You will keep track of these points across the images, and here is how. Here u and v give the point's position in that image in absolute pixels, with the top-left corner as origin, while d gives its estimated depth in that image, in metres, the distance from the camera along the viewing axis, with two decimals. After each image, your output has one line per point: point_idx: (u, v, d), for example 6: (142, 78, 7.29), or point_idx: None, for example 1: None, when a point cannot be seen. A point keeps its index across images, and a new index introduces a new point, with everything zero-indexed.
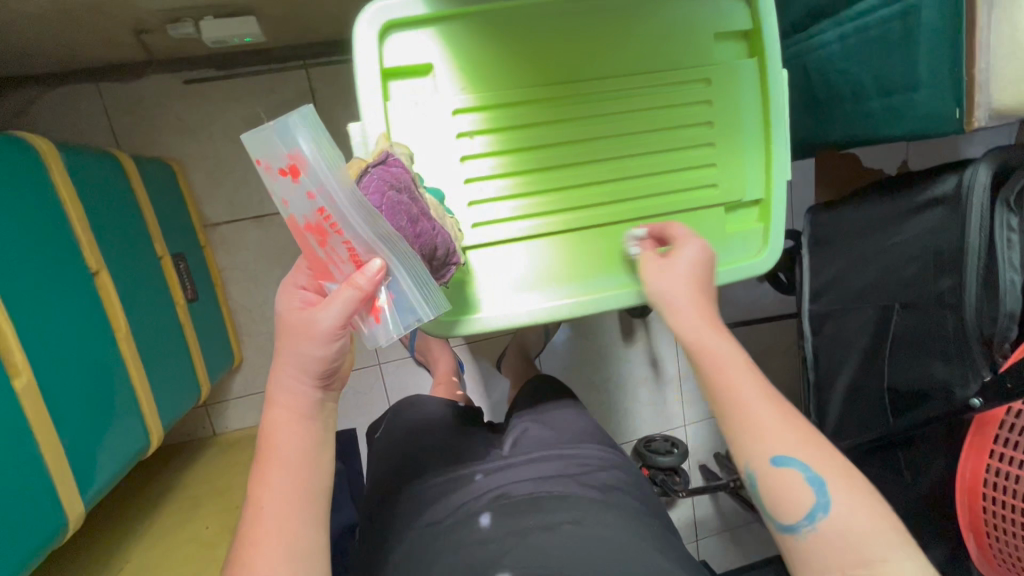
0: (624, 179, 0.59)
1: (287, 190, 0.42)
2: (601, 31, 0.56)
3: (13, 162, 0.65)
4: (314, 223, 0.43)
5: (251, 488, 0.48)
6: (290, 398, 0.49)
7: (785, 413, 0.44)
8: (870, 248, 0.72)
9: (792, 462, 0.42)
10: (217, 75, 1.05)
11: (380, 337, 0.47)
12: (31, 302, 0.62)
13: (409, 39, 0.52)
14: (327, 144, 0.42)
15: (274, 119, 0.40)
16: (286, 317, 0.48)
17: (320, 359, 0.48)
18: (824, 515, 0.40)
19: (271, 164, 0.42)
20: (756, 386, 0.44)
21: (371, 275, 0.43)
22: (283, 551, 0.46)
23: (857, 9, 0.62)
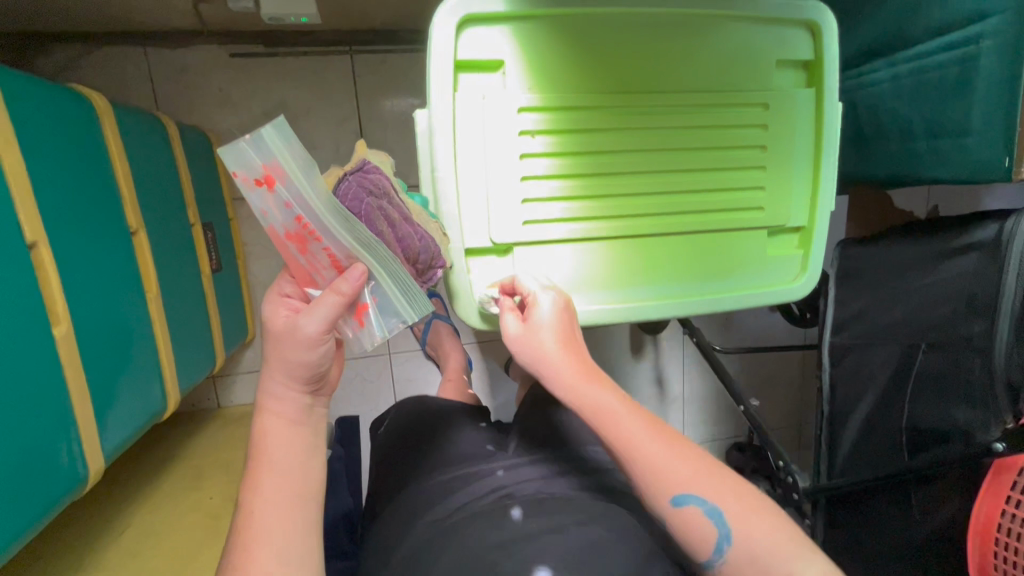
0: (673, 193, 0.60)
1: (265, 201, 0.42)
2: (668, 47, 0.57)
3: (71, 115, 0.65)
4: (294, 232, 0.43)
5: (242, 495, 0.46)
6: (279, 404, 0.47)
7: (670, 445, 0.45)
8: (900, 287, 0.73)
9: (690, 500, 0.44)
10: (263, 51, 1.05)
11: (367, 340, 0.48)
12: (76, 254, 0.63)
13: (484, 35, 0.53)
14: (303, 152, 0.41)
15: (245, 132, 0.39)
16: (272, 327, 0.45)
17: (306, 365, 0.45)
18: (729, 545, 0.43)
19: (244, 175, 0.40)
20: (642, 429, 0.45)
21: (353, 281, 0.44)
22: (276, 560, 0.43)
23: (915, 51, 0.64)
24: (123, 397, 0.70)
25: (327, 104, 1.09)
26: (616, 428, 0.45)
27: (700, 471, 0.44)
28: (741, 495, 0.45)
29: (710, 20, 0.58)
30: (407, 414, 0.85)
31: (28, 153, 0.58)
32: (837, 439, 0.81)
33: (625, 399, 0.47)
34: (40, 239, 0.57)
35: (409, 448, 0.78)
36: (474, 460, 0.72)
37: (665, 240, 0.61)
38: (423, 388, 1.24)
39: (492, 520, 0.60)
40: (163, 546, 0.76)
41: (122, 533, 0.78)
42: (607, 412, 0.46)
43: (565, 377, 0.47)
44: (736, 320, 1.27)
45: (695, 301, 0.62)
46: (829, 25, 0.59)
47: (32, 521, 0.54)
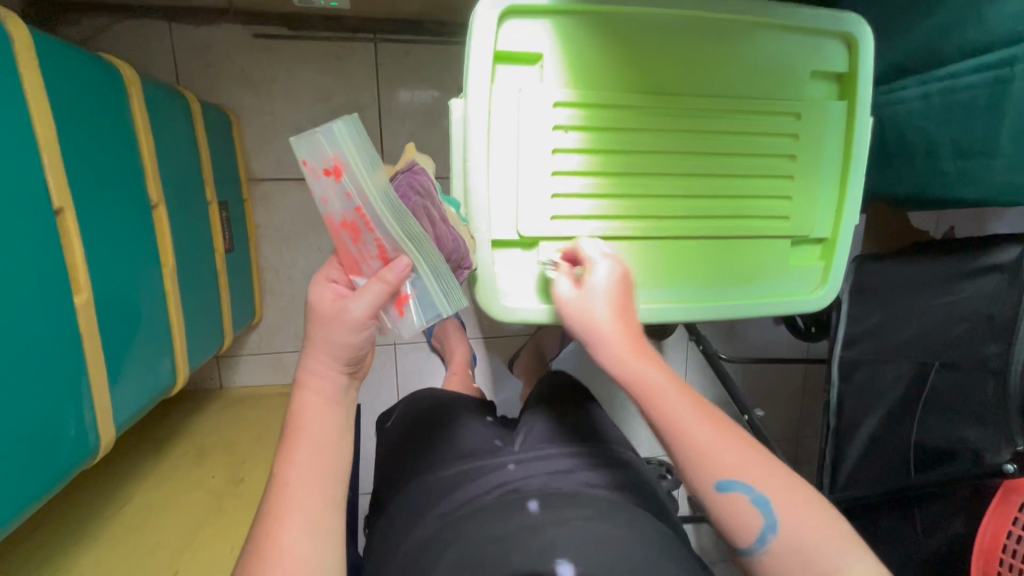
0: (700, 196, 0.60)
1: (329, 190, 0.44)
2: (706, 51, 0.57)
3: (99, 84, 0.65)
4: (350, 220, 0.45)
5: (275, 469, 0.47)
6: (318, 382, 0.48)
7: (720, 429, 0.44)
8: (914, 305, 0.74)
9: (736, 486, 0.42)
10: (288, 33, 1.04)
11: (406, 329, 0.49)
12: (98, 224, 0.63)
13: (525, 27, 0.53)
14: (367, 146, 0.44)
15: (321, 124, 0.42)
16: (318, 308, 0.47)
17: (350, 346, 0.46)
18: (774, 536, 0.41)
19: (314, 164, 0.44)
20: (687, 411, 0.44)
21: (399, 271, 0.45)
22: (307, 535, 0.44)
23: (947, 70, 0.64)
24: (136, 370, 0.71)
25: (348, 90, 1.08)
26: (665, 410, 0.44)
27: (748, 456, 0.43)
28: (792, 489, 0.43)
29: (749, 27, 0.58)
30: (412, 408, 0.85)
31: (58, 120, 0.58)
32: (843, 451, 0.80)
33: (673, 379, 0.46)
34: (66, 206, 0.58)
35: (416, 442, 0.78)
36: (481, 454, 0.72)
37: (689, 244, 0.61)
38: (426, 378, 1.23)
39: (501, 513, 0.59)
40: (165, 522, 0.76)
41: (123, 507, 0.78)
42: (660, 395, 0.45)
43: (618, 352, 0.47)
44: (744, 330, 1.26)
45: (716, 306, 0.62)
46: (866, 38, 0.59)
47: (43, 486, 0.55)
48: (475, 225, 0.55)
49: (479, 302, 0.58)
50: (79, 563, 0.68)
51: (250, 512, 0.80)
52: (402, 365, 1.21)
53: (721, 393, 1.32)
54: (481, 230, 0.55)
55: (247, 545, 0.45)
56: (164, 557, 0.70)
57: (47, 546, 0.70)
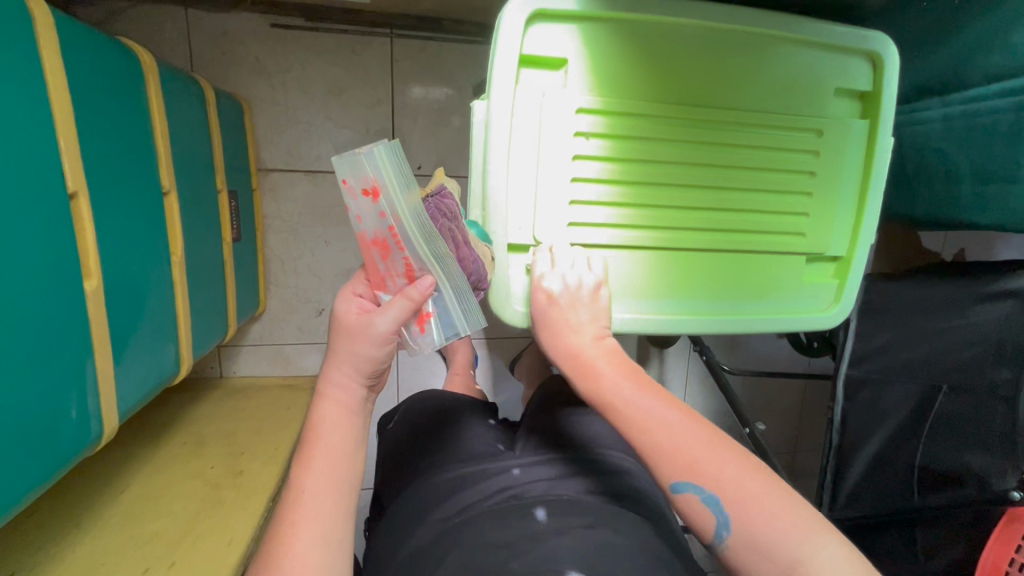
0: (717, 209, 0.60)
1: (365, 209, 0.48)
2: (732, 64, 0.57)
3: (118, 67, 0.65)
4: (382, 238, 0.49)
5: (292, 475, 0.51)
6: (340, 393, 0.53)
7: (680, 427, 0.45)
8: (926, 327, 0.73)
9: (687, 487, 0.43)
10: (305, 25, 1.03)
11: (426, 345, 0.53)
12: (110, 209, 0.63)
13: (552, 30, 0.53)
14: (405, 172, 0.47)
15: (363, 147, 0.45)
16: (344, 322, 0.53)
17: (372, 359, 0.52)
18: (728, 534, 0.42)
19: (353, 184, 0.47)
20: (646, 411, 0.46)
21: (422, 289, 0.50)
22: (318, 536, 0.47)
23: (968, 94, 0.64)
24: (141, 356, 0.70)
25: (362, 84, 1.08)
26: (626, 410, 0.47)
27: (703, 451, 0.43)
28: (743, 483, 0.42)
29: (776, 41, 0.57)
30: (413, 409, 0.84)
31: (75, 103, 0.57)
32: (843, 472, 0.78)
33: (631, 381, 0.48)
34: (80, 189, 0.57)
35: (419, 445, 0.77)
36: (482, 458, 0.71)
37: (704, 258, 0.61)
38: (428, 380, 1.20)
39: (502, 521, 0.59)
40: (163, 511, 0.76)
41: (121, 495, 0.78)
42: (615, 397, 0.48)
43: (583, 355, 0.51)
44: (746, 342, 1.26)
45: (729, 320, 0.62)
46: (891, 57, 0.59)
47: (45, 471, 0.55)
48: (491, 229, 0.55)
49: (493, 305, 0.58)
50: (75, 550, 0.68)
51: (247, 505, 0.79)
52: (403, 364, 1.18)
53: (721, 404, 1.31)
54: (498, 234, 0.55)
55: (262, 540, 0.48)
56: (161, 546, 0.70)
57: (43, 532, 0.69)
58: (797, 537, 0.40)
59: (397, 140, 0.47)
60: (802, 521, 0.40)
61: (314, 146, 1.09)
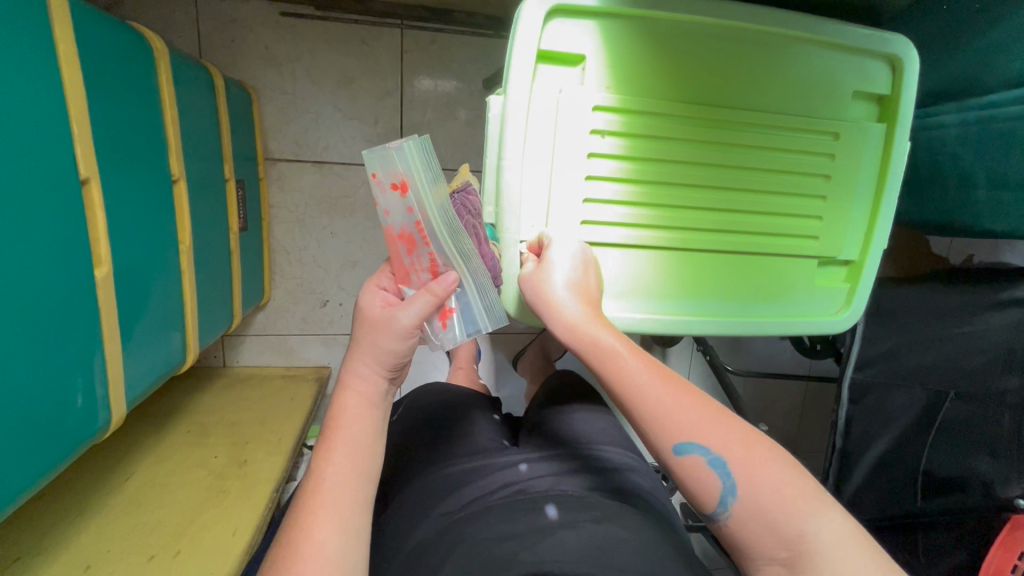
0: (732, 210, 0.59)
1: (393, 203, 0.49)
2: (752, 64, 0.57)
3: (129, 52, 0.64)
4: (408, 233, 0.50)
5: (313, 466, 0.50)
6: (363, 386, 0.53)
7: (677, 389, 0.44)
8: (934, 333, 0.73)
9: (693, 447, 0.41)
10: (315, 14, 1.03)
11: (447, 341, 0.54)
12: (121, 197, 0.63)
13: (570, 26, 0.52)
14: (433, 168, 0.47)
15: (394, 142, 0.46)
16: (367, 314, 0.53)
17: (393, 352, 0.52)
18: (734, 499, 0.40)
19: (383, 177, 0.48)
20: (646, 371, 0.45)
21: (445, 285, 0.50)
22: (337, 526, 0.46)
23: (987, 100, 0.63)
24: (148, 345, 0.70)
25: (371, 75, 1.07)
26: (619, 373, 0.46)
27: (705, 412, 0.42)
28: (751, 445, 0.41)
29: (796, 42, 0.57)
30: (418, 404, 0.85)
31: (88, 89, 0.57)
32: (848, 473, 0.81)
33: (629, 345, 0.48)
34: (92, 176, 0.57)
35: (424, 439, 0.77)
36: (487, 454, 0.72)
37: (713, 257, 0.61)
38: (431, 373, 1.20)
39: (508, 516, 0.59)
40: (167, 499, 0.76)
41: (125, 483, 0.78)
42: (611, 360, 0.46)
43: (572, 323, 0.49)
44: (748, 344, 1.26)
45: (740, 322, 0.62)
46: (911, 59, 0.58)
47: (55, 459, 0.55)
48: (503, 226, 0.55)
49: (503, 303, 0.58)
50: (81, 536, 0.68)
51: (251, 494, 0.80)
52: None
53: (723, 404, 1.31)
54: (511, 231, 0.55)
55: (277, 530, 0.47)
56: (166, 533, 0.70)
57: (48, 517, 0.69)
58: (807, 506, 0.38)
59: (427, 135, 0.47)
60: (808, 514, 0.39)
61: (322, 136, 1.08)
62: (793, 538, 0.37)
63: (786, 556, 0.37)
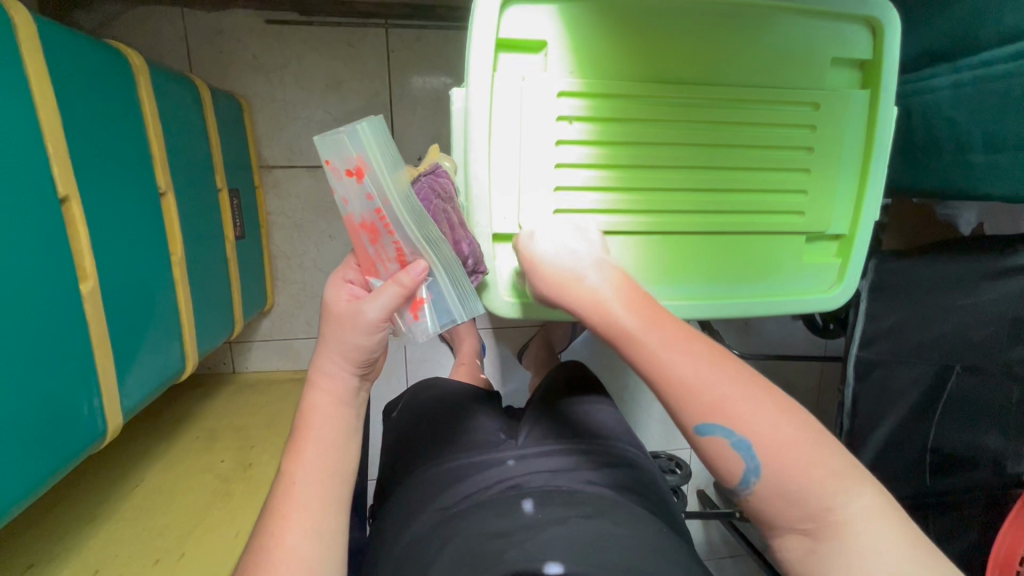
0: (710, 190, 0.58)
1: (351, 190, 0.47)
2: (719, 39, 0.55)
3: (106, 70, 0.65)
4: (370, 222, 0.49)
5: (285, 467, 0.51)
6: (331, 382, 0.53)
7: (700, 361, 0.41)
8: (939, 304, 0.70)
9: (716, 429, 0.39)
10: (299, 20, 1.03)
11: (420, 333, 0.53)
12: (106, 212, 0.64)
13: (527, 13, 0.51)
14: (390, 151, 0.46)
15: (346, 125, 0.45)
16: (333, 309, 0.52)
17: (361, 348, 0.51)
18: (757, 479, 0.38)
19: (338, 164, 0.47)
20: (664, 345, 0.41)
21: (415, 275, 0.49)
22: (309, 529, 0.47)
23: (980, 57, 0.60)
24: (144, 358, 0.72)
25: (358, 77, 1.07)
26: (637, 348, 0.42)
27: (729, 393, 0.39)
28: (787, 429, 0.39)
29: (765, 11, 0.55)
30: (417, 399, 0.85)
31: (62, 106, 0.58)
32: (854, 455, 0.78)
33: (645, 317, 0.43)
34: (71, 194, 0.58)
35: (423, 435, 0.77)
36: (485, 448, 0.71)
37: (689, 238, 0.59)
38: (436, 369, 1.21)
39: (499, 510, 0.58)
40: (173, 503, 0.78)
41: (135, 489, 0.80)
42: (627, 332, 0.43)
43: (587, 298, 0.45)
44: (757, 325, 1.23)
45: (726, 304, 0.60)
46: (891, 22, 0.55)
47: (47, 476, 0.56)
48: (475, 219, 0.54)
49: (483, 299, 0.57)
50: (92, 541, 0.70)
51: (256, 496, 0.81)
52: (411, 355, 1.19)
53: None
54: (481, 225, 0.54)
55: (256, 531, 0.49)
56: (171, 537, 0.72)
57: (64, 524, 0.72)
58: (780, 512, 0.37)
59: (380, 117, 0.47)
60: (788, 496, 0.37)
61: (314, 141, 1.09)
62: (821, 511, 0.36)
63: (811, 527, 0.37)
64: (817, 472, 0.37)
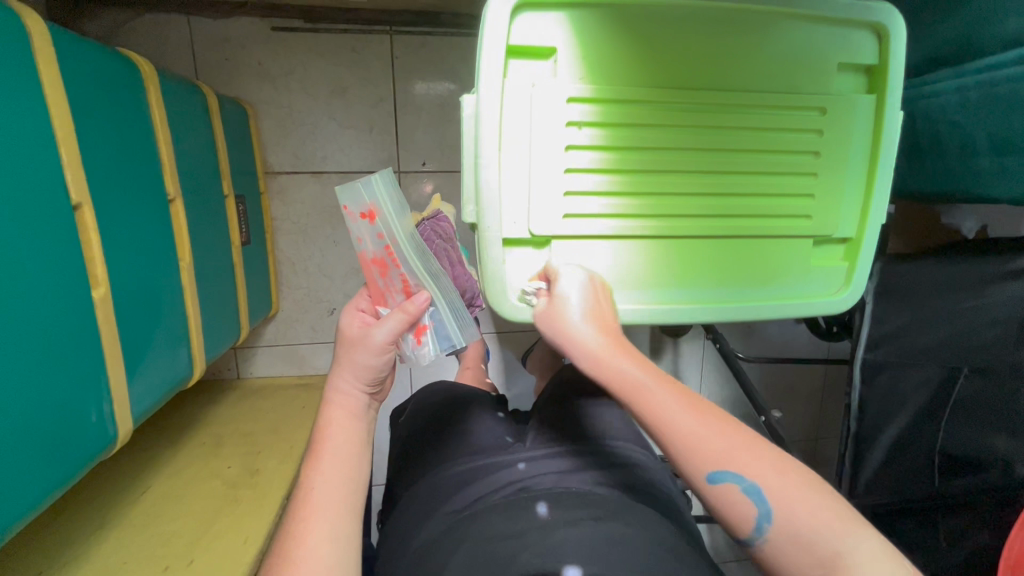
0: (718, 194, 0.58)
1: (364, 231, 0.55)
2: (726, 44, 0.55)
3: (118, 78, 0.66)
4: (380, 258, 0.55)
5: (302, 477, 0.51)
6: (344, 399, 0.55)
7: (701, 416, 0.42)
8: (943, 307, 0.70)
9: (727, 475, 0.40)
10: (305, 27, 1.04)
11: (423, 356, 0.57)
12: (116, 219, 0.64)
13: (538, 20, 0.52)
14: (397, 198, 0.53)
15: (361, 176, 0.52)
16: (346, 333, 0.57)
17: (370, 367, 0.55)
18: (770, 524, 0.39)
19: (353, 209, 0.54)
20: (671, 401, 0.43)
21: (418, 304, 0.55)
22: (326, 530, 0.47)
23: (984, 63, 0.61)
24: (153, 365, 0.72)
25: (363, 83, 1.08)
26: (646, 401, 0.43)
27: (734, 444, 0.41)
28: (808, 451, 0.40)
29: (772, 17, 0.55)
30: (423, 403, 0.85)
31: (75, 114, 0.58)
32: (864, 457, 0.77)
33: (651, 370, 0.45)
34: (84, 202, 0.58)
35: (429, 441, 0.77)
36: (492, 453, 0.71)
37: (706, 244, 0.60)
38: (440, 373, 1.22)
39: (512, 512, 0.58)
40: (179, 511, 0.78)
41: (142, 497, 0.80)
42: (637, 386, 0.44)
43: (592, 348, 0.47)
44: (762, 329, 1.23)
45: (733, 308, 0.60)
46: (897, 28, 0.56)
47: (57, 485, 0.56)
48: (485, 224, 0.54)
49: (491, 304, 0.56)
50: (99, 549, 0.70)
51: (264, 501, 0.81)
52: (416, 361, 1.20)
53: (738, 393, 1.30)
54: (491, 229, 0.54)
55: (272, 539, 0.48)
56: (177, 544, 0.72)
57: (72, 531, 0.72)
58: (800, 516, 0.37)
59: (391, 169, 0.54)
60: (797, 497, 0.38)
61: (319, 147, 1.10)
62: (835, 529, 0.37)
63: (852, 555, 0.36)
64: (828, 504, 0.38)
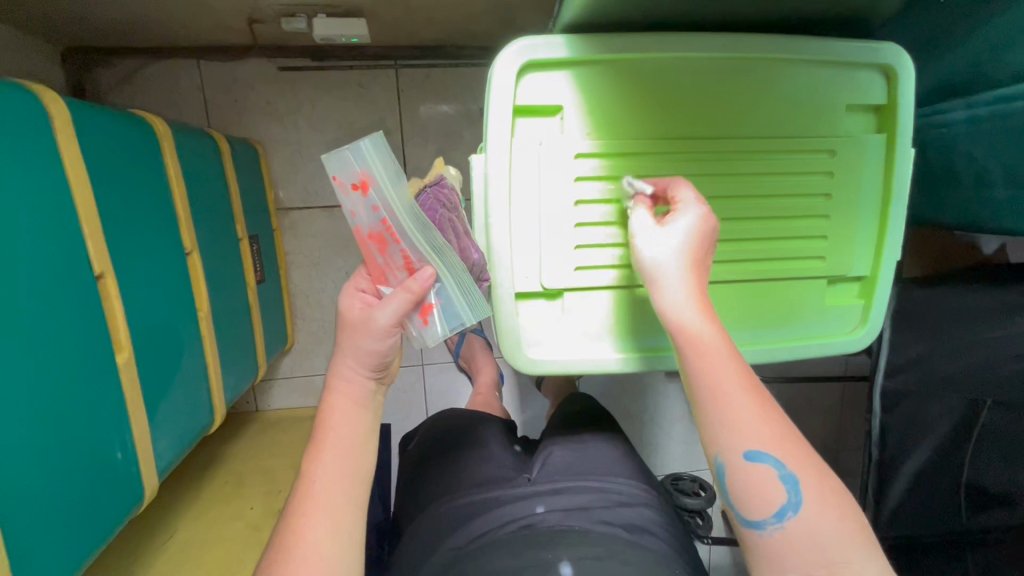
0: (729, 239, 0.58)
1: (356, 203, 0.48)
2: (732, 91, 0.55)
3: (136, 141, 0.67)
4: (377, 232, 0.49)
5: (303, 469, 0.50)
6: (348, 386, 0.51)
7: (761, 401, 0.41)
8: (963, 336, 0.68)
9: (767, 458, 0.39)
10: (311, 66, 1.06)
11: (430, 337, 0.51)
12: (137, 281, 0.66)
13: (544, 79, 0.52)
14: (390, 163, 0.46)
15: (349, 143, 0.45)
16: (346, 316, 0.50)
17: (375, 352, 0.50)
18: (794, 515, 0.38)
19: (343, 179, 0.47)
20: (735, 375, 0.41)
21: (422, 281, 0.48)
22: (327, 533, 0.47)
23: (997, 95, 0.60)
24: (175, 416, 0.73)
25: (370, 117, 1.09)
26: (716, 370, 0.42)
27: (782, 431, 0.40)
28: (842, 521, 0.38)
29: (778, 62, 0.55)
30: (433, 428, 0.85)
31: (97, 185, 0.60)
32: (888, 483, 0.78)
33: (726, 344, 0.43)
34: (106, 270, 0.60)
35: (435, 465, 0.77)
36: (496, 483, 0.70)
37: (716, 286, 0.60)
38: (454, 399, 1.23)
39: (512, 552, 0.59)
40: (205, 557, 0.79)
41: (169, 543, 0.81)
42: (704, 351, 0.42)
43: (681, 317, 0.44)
44: None
45: (747, 350, 0.60)
46: (906, 70, 0.55)
47: (90, 549, 0.57)
48: (497, 280, 0.55)
49: (506, 357, 0.56)
50: None
51: None
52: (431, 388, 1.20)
53: None
54: (504, 286, 0.54)
55: (270, 539, 0.48)
56: None
57: None
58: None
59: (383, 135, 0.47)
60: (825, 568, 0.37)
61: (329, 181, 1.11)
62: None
63: None
64: None
